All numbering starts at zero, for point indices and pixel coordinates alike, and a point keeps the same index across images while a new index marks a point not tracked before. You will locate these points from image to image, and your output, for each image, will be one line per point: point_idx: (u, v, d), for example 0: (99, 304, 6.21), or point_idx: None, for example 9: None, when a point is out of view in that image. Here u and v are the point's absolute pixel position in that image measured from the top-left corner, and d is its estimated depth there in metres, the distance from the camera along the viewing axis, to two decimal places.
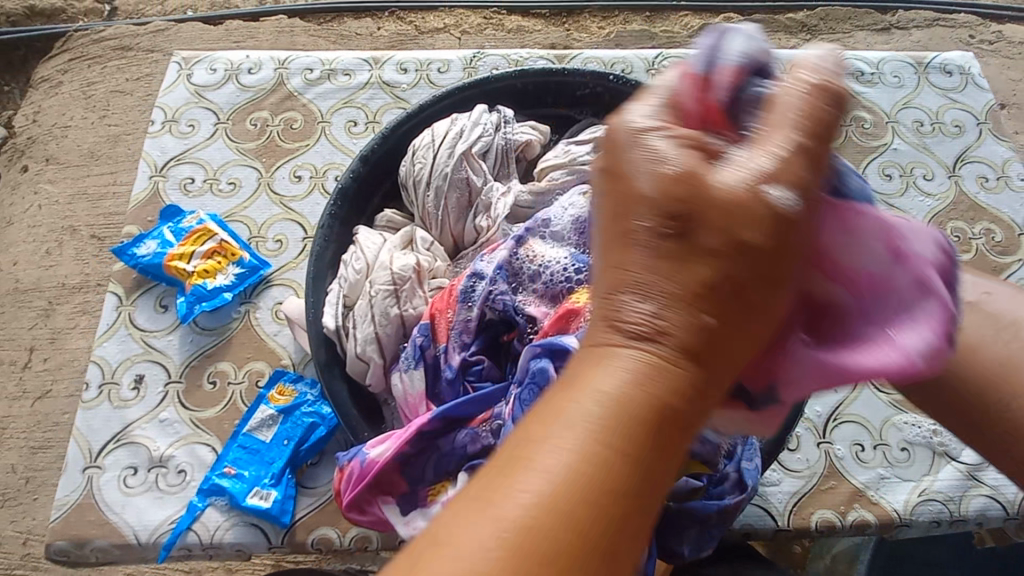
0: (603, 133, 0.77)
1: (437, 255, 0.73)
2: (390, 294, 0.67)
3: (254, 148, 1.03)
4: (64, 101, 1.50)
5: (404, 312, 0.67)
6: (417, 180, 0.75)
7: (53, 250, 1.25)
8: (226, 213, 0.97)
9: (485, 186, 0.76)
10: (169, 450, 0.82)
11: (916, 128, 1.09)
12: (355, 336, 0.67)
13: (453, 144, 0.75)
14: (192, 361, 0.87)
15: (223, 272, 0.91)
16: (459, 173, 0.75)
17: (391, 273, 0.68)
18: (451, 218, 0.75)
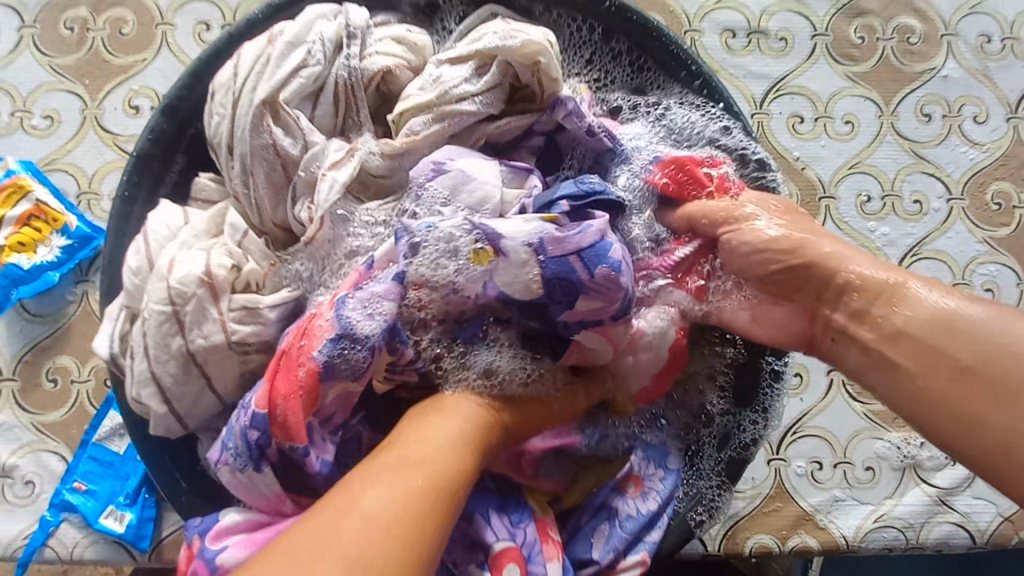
0: (486, 45, 0.52)
1: (250, 254, 0.52)
2: (169, 319, 0.49)
3: (73, 65, 0.76)
4: None
5: (190, 345, 0.49)
6: (216, 143, 0.53)
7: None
8: (45, 160, 0.74)
9: (307, 150, 0.52)
10: (12, 458, 0.71)
11: (980, 45, 0.80)
12: (151, 388, 0.50)
13: (253, 85, 0.51)
14: (23, 356, 0.72)
15: (46, 244, 0.72)
16: (259, 135, 0.51)
17: (167, 289, 0.49)
18: (266, 200, 0.53)
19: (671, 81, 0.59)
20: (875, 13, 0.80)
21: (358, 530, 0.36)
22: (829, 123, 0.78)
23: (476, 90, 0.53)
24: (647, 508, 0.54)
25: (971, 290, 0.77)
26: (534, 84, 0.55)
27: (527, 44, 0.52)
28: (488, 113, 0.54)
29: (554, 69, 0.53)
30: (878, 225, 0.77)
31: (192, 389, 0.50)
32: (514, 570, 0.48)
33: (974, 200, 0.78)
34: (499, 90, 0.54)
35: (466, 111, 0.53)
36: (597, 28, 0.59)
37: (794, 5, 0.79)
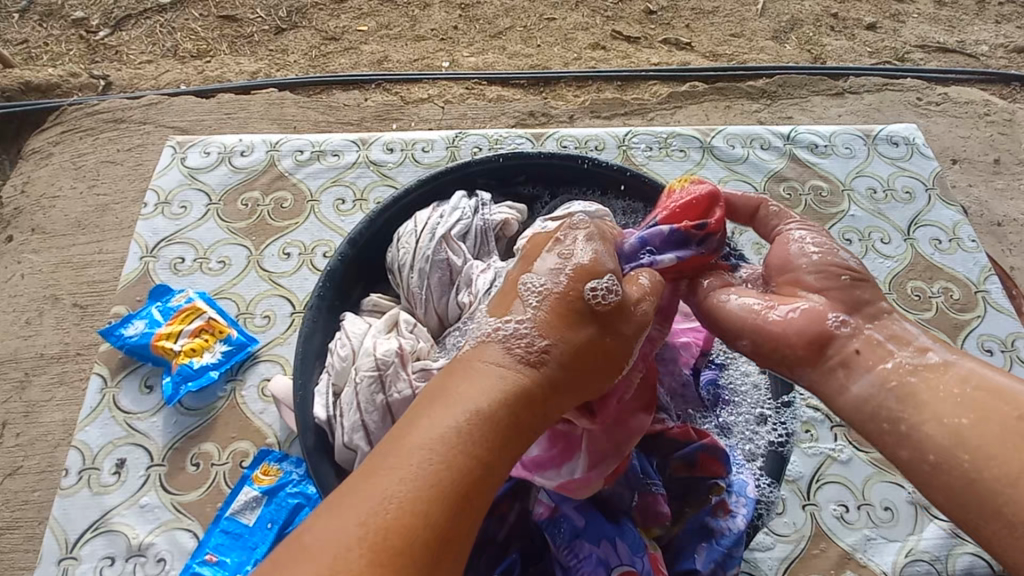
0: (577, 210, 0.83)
1: (420, 337, 0.75)
2: (375, 381, 0.69)
3: (244, 227, 1.06)
4: (53, 172, 1.52)
5: (389, 399, 0.68)
6: (400, 265, 0.80)
7: (34, 319, 1.22)
8: (215, 291, 1.00)
9: (465, 265, 0.79)
10: (148, 537, 0.80)
11: (870, 194, 1.17)
12: (343, 425, 0.68)
13: (432, 229, 0.80)
14: (174, 443, 0.87)
15: (211, 350, 0.93)
16: (438, 255, 0.79)
17: (376, 359, 0.69)
18: (434, 296, 0.78)
19: None
20: (794, 179, 1.18)
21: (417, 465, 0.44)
22: None
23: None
24: (734, 521, 0.64)
25: None
26: None
27: None
28: None
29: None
30: None
31: (383, 431, 0.68)
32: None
33: (900, 293, 1.07)
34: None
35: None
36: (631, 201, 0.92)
37: (740, 175, 1.18)
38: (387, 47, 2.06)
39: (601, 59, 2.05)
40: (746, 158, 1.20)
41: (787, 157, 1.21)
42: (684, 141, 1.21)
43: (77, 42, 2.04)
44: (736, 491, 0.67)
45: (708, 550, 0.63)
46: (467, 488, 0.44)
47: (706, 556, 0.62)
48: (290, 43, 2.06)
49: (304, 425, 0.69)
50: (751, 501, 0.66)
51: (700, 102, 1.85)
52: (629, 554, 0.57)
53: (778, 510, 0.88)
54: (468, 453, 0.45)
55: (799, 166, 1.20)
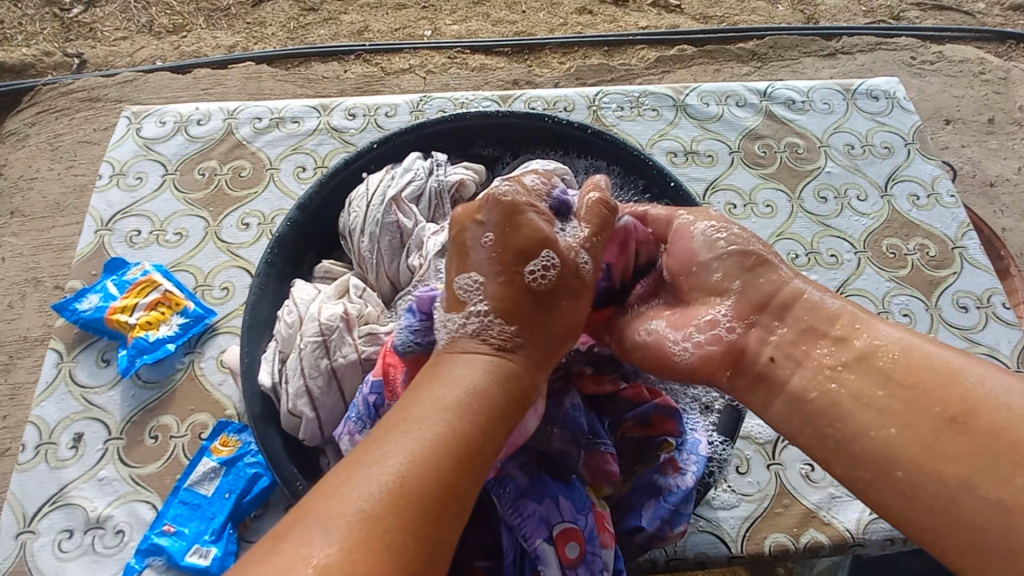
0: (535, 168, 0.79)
1: (369, 302, 0.73)
2: (319, 347, 0.67)
3: (201, 198, 1.04)
4: (30, 154, 1.45)
5: (334, 363, 0.66)
6: (351, 229, 0.77)
7: (15, 303, 1.16)
8: (172, 263, 0.97)
9: (416, 227, 0.76)
10: (107, 509, 0.80)
11: (848, 151, 1.14)
12: (286, 391, 0.66)
13: (384, 191, 0.77)
14: (133, 416, 0.86)
15: (167, 323, 0.91)
16: (389, 217, 0.76)
17: (320, 325, 0.67)
18: (384, 260, 0.76)
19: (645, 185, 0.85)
20: (770, 136, 1.14)
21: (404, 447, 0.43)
22: (755, 206, 1.07)
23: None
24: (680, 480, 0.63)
25: (893, 316, 0.98)
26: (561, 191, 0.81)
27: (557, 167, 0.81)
28: None
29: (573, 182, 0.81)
30: (809, 273, 1.02)
31: (327, 397, 0.66)
32: (575, 547, 0.54)
33: (875, 251, 1.04)
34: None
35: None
36: (595, 158, 0.88)
37: (714, 134, 1.14)
38: (366, 17, 1.99)
39: (588, 24, 1.99)
40: (720, 116, 1.16)
41: (764, 113, 1.17)
42: (657, 99, 1.17)
43: (46, 19, 1.97)
44: (687, 449, 0.66)
45: (657, 505, 0.62)
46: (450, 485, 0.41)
47: (652, 514, 0.62)
48: (266, 15, 1.99)
49: (250, 392, 0.67)
50: (702, 459, 0.66)
51: (689, 66, 1.79)
52: (572, 511, 0.56)
53: (742, 470, 0.87)
54: (451, 448, 0.43)
55: (774, 123, 1.16)
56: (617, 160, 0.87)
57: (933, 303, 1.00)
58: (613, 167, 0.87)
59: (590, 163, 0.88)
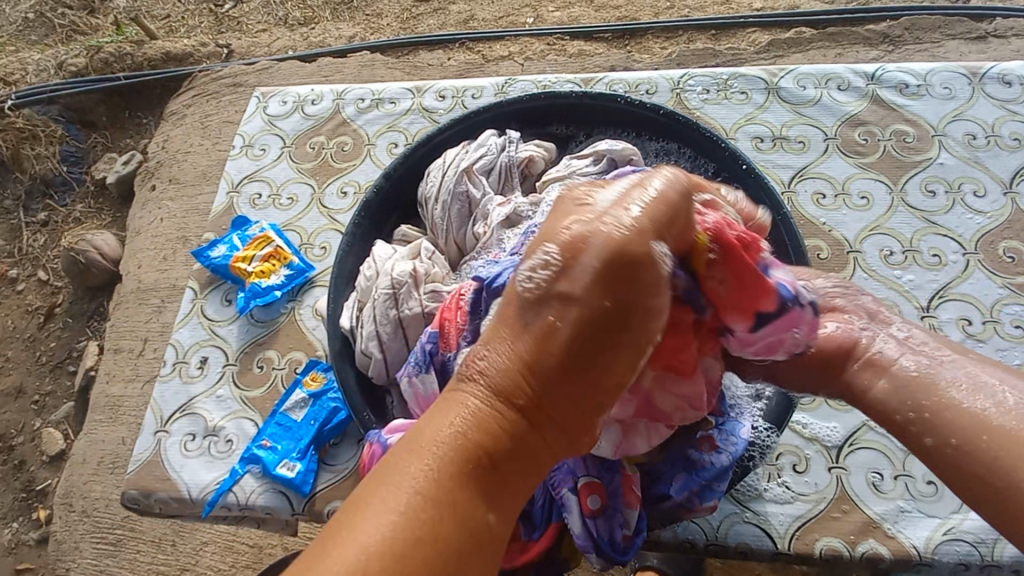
0: (602, 147, 0.83)
1: (437, 263, 0.81)
2: (390, 298, 0.76)
3: (311, 168, 1.19)
4: (187, 130, 1.70)
5: (401, 314, 0.75)
6: (427, 198, 0.85)
7: (169, 256, 1.40)
8: (284, 223, 1.13)
9: (484, 198, 0.83)
10: (221, 421, 0.97)
11: (968, 141, 1.02)
12: (362, 334, 0.77)
13: (458, 164, 0.84)
14: (245, 348, 1.02)
15: (276, 273, 1.06)
16: (461, 188, 0.83)
17: (392, 279, 0.77)
18: (454, 227, 0.84)
19: (716, 168, 0.85)
20: (874, 123, 1.06)
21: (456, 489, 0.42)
22: (847, 197, 1.00)
23: (594, 169, 0.82)
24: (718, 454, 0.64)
25: (1000, 327, 0.89)
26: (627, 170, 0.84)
27: (626, 148, 0.83)
28: None
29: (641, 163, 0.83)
30: (902, 272, 0.94)
31: (394, 341, 0.75)
32: (597, 500, 0.58)
33: (988, 254, 0.93)
34: (607, 172, 0.83)
35: (585, 181, 0.82)
36: (665, 141, 0.89)
37: (808, 119, 1.08)
38: (473, 6, 2.08)
39: (694, 8, 1.92)
40: (817, 100, 1.09)
41: (869, 98, 1.08)
42: (747, 82, 1.13)
43: (205, 15, 2.29)
44: (727, 430, 0.66)
45: (691, 479, 0.64)
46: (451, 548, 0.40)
47: (683, 484, 0.64)
48: (383, 8, 2.16)
49: (332, 332, 0.79)
50: (743, 442, 0.66)
51: (805, 51, 1.65)
52: (597, 468, 0.60)
53: (800, 468, 0.84)
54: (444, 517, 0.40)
55: (880, 109, 1.07)
56: (689, 143, 0.87)
57: None
58: (684, 149, 0.87)
59: (661, 144, 0.89)
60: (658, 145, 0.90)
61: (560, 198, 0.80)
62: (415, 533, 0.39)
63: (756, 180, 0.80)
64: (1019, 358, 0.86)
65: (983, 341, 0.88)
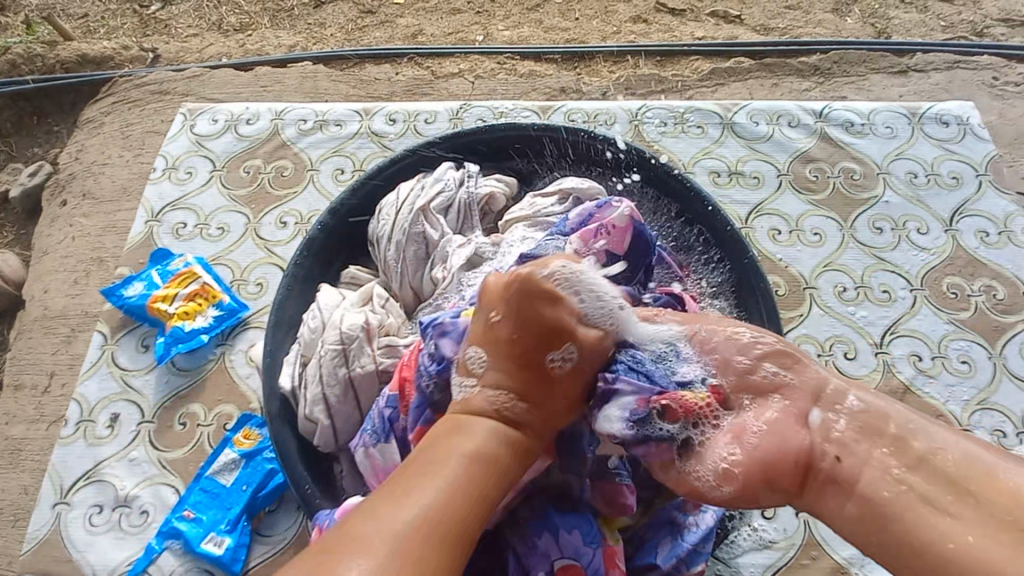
0: (568, 185, 0.79)
1: (391, 312, 0.74)
2: (339, 355, 0.68)
3: (245, 195, 1.08)
4: (103, 141, 1.53)
5: (352, 373, 0.68)
6: (378, 237, 0.78)
7: (81, 279, 1.20)
8: (212, 257, 1.01)
9: (442, 238, 0.77)
10: (134, 489, 0.84)
11: (909, 179, 1.06)
12: (305, 397, 0.68)
13: (413, 201, 0.77)
14: (165, 402, 0.90)
15: (203, 314, 0.95)
16: (416, 227, 0.76)
17: (340, 333, 0.69)
18: (409, 271, 0.76)
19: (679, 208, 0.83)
20: (824, 159, 1.08)
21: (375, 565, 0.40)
22: (801, 234, 1.01)
23: (560, 210, 0.78)
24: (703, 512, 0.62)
25: (949, 362, 0.91)
26: None
27: (590, 186, 0.79)
28: None
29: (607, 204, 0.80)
30: (856, 309, 0.95)
31: (343, 406, 0.68)
32: None
33: (933, 290, 0.96)
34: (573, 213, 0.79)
35: (551, 222, 0.78)
36: (629, 175, 0.86)
37: (762, 155, 1.09)
38: (421, 21, 2.02)
39: (641, 32, 1.94)
40: (770, 136, 1.11)
41: (818, 135, 1.11)
42: (703, 116, 1.13)
43: (128, 16, 2.10)
44: None
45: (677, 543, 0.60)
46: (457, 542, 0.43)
47: (668, 551, 0.60)
48: (327, 17, 2.05)
49: (269, 393, 0.70)
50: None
51: (745, 80, 1.70)
52: (575, 547, 0.54)
53: (768, 514, 0.82)
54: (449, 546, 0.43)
55: (829, 146, 1.09)
56: (653, 180, 0.84)
57: (997, 352, 0.91)
58: (647, 186, 0.85)
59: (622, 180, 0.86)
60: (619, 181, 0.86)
61: (525, 239, 0.75)
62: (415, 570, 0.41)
63: (721, 220, 0.79)
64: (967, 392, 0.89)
65: (933, 377, 0.90)
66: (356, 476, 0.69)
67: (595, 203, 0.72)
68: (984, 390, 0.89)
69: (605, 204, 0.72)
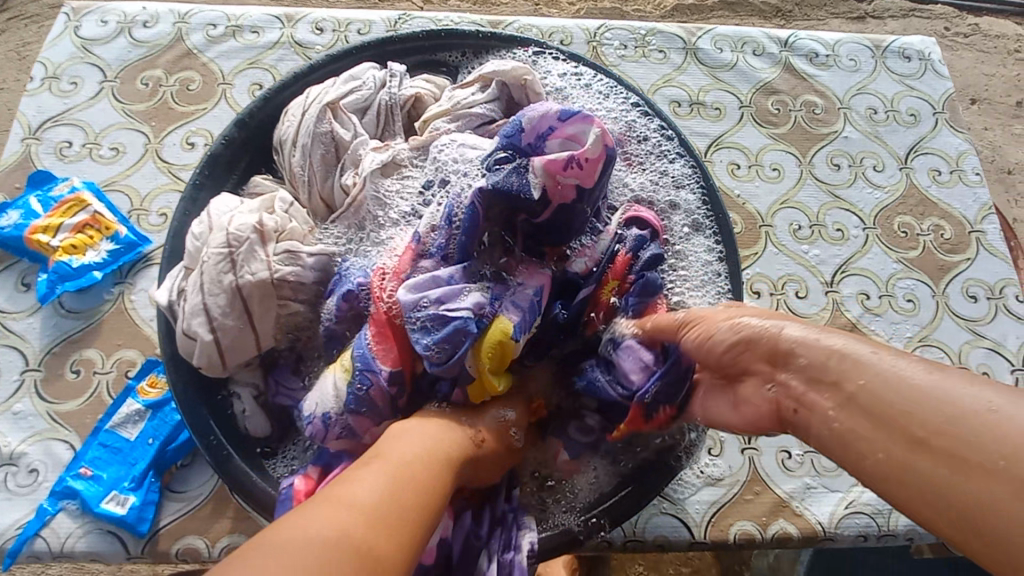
0: (488, 69, 0.69)
1: (295, 218, 0.65)
2: (225, 259, 0.59)
3: (143, 111, 0.92)
4: None
5: (239, 279, 0.59)
6: (283, 140, 0.67)
7: None
8: (105, 182, 0.87)
9: (355, 140, 0.67)
10: (20, 446, 0.74)
11: (869, 115, 1.03)
12: (183, 310, 0.60)
13: (320, 96, 0.67)
14: (53, 347, 0.78)
15: (94, 248, 0.82)
16: (321, 124, 0.66)
17: (227, 234, 0.60)
18: (317, 177, 0.67)
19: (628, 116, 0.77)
20: (786, 92, 1.03)
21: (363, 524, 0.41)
22: (760, 169, 0.97)
23: (482, 99, 0.69)
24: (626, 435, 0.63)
25: (895, 301, 0.91)
26: (521, 96, 0.70)
27: (515, 68, 0.69)
28: (492, 117, 0.69)
29: (536, 84, 0.70)
30: (810, 247, 0.93)
31: (229, 317, 0.59)
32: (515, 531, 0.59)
33: (885, 229, 0.95)
34: (499, 102, 0.70)
35: (474, 114, 0.69)
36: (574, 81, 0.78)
37: (724, 84, 1.02)
38: None
39: None
40: (734, 64, 1.04)
41: (782, 66, 1.05)
42: (665, 40, 1.04)
43: None
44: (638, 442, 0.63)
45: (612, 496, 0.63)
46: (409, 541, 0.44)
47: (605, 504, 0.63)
48: None
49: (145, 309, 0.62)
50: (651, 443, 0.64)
51: (708, 18, 1.61)
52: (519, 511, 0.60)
53: (715, 452, 0.81)
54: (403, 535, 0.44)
55: (793, 78, 1.04)
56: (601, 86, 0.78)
57: (940, 291, 0.92)
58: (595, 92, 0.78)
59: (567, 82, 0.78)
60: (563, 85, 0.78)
61: (452, 140, 0.66)
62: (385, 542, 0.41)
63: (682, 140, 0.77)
64: (910, 330, 0.89)
65: (879, 315, 0.90)
66: (264, 417, 0.64)
67: (558, 112, 0.60)
68: (925, 327, 0.89)
69: (569, 115, 0.60)
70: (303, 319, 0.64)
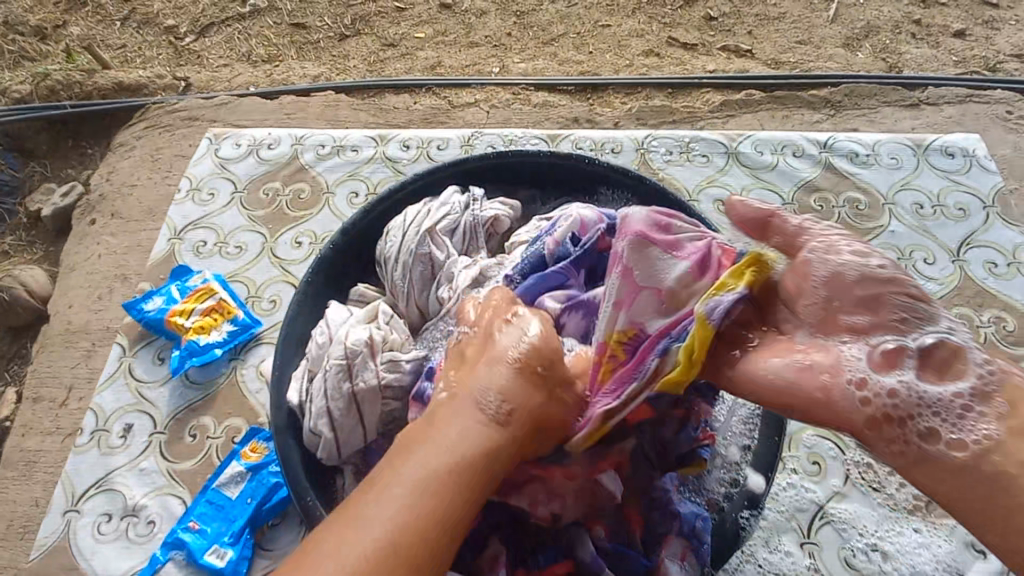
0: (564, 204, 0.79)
1: (395, 329, 0.76)
2: (343, 370, 0.70)
3: (264, 216, 1.12)
4: (132, 164, 1.53)
5: (356, 388, 0.70)
6: (386, 258, 0.81)
7: (106, 295, 1.19)
8: (230, 274, 1.05)
9: (448, 259, 0.80)
10: (143, 499, 0.86)
11: (916, 210, 1.07)
12: (310, 410, 0.70)
13: (419, 223, 0.81)
14: (177, 414, 0.93)
15: (218, 329, 0.98)
16: (422, 247, 0.79)
17: (345, 348, 0.71)
18: (415, 290, 0.79)
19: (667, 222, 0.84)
20: (828, 189, 1.09)
21: (374, 530, 0.45)
22: None
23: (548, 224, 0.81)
24: (688, 506, 0.64)
25: None
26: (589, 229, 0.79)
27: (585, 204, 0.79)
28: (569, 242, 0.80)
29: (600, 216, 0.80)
30: None
31: (346, 418, 0.70)
32: None
33: None
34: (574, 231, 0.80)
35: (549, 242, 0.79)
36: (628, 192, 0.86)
37: (767, 184, 1.10)
38: (440, 53, 2.01)
39: (654, 66, 1.93)
40: (775, 165, 1.13)
41: (823, 165, 1.12)
42: (708, 146, 1.15)
43: (164, 46, 2.12)
44: (694, 514, 0.64)
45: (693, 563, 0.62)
46: (424, 535, 0.46)
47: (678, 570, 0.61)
48: (350, 49, 2.06)
49: (277, 406, 0.73)
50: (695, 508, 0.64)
51: (757, 111, 1.69)
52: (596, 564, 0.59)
53: (773, 545, 0.79)
54: (434, 517, 0.47)
55: (834, 176, 1.11)
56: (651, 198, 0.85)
57: None
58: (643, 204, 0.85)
59: (620, 199, 0.87)
60: (617, 199, 0.87)
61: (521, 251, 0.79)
62: (409, 529, 0.46)
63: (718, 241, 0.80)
64: None
65: None
66: None
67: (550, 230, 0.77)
68: None
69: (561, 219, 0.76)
70: (400, 414, 0.73)
